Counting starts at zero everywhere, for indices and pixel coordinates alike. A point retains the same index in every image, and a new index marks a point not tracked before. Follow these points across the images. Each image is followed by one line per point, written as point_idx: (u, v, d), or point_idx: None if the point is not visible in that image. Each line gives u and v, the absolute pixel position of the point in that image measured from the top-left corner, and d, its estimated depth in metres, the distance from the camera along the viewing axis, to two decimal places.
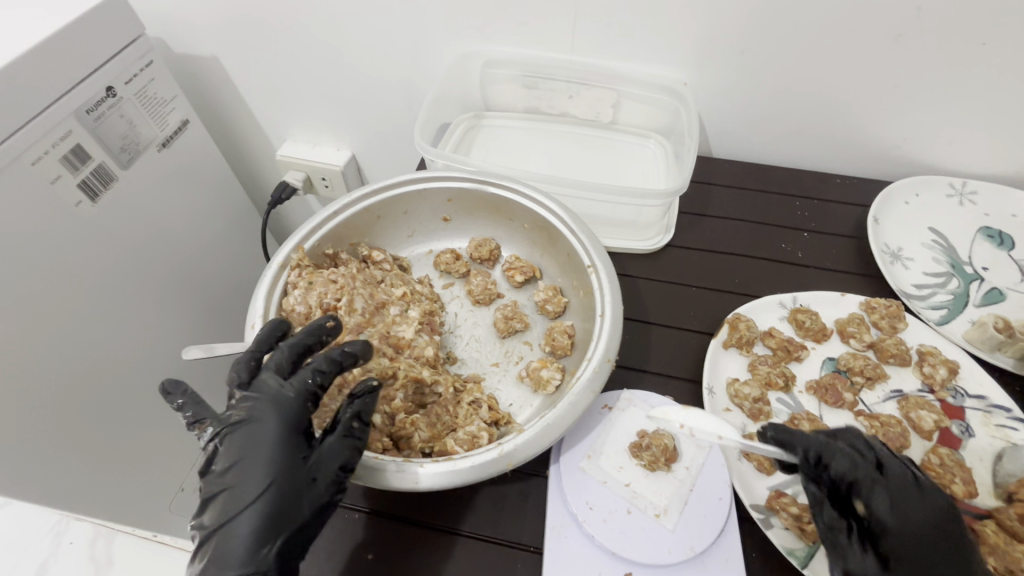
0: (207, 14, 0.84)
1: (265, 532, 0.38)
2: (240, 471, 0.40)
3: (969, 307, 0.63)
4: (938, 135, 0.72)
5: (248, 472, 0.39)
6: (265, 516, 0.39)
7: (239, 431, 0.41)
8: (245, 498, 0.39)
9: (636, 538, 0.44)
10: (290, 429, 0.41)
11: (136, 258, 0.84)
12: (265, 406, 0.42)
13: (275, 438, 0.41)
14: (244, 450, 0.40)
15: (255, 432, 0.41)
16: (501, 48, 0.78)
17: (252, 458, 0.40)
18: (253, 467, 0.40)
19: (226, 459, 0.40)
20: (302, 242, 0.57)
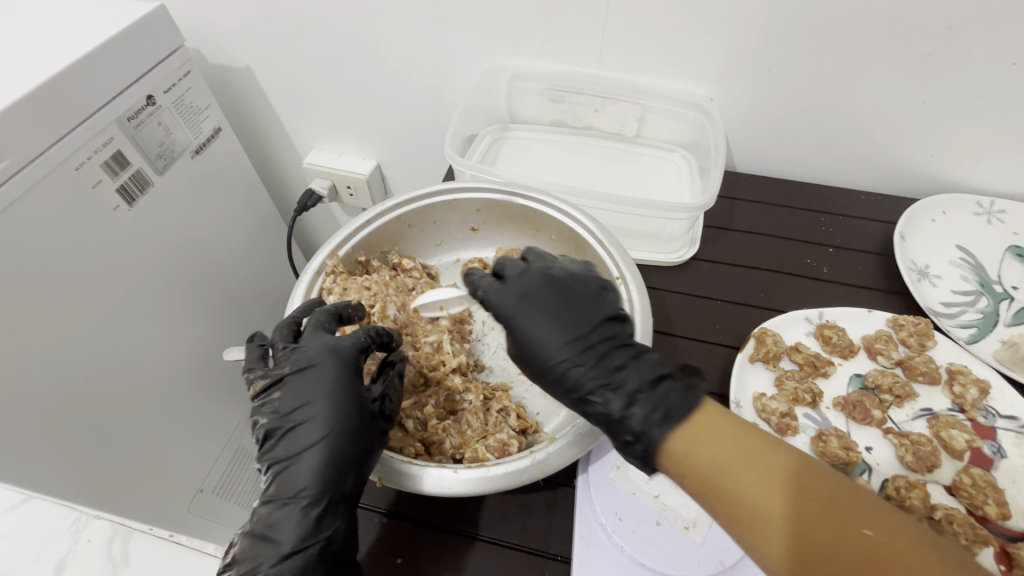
0: (243, 25, 0.86)
1: (330, 467, 0.43)
2: (304, 414, 0.44)
3: (999, 326, 0.62)
4: (966, 153, 0.72)
5: (310, 415, 0.44)
6: (328, 458, 0.43)
7: (301, 380, 0.45)
8: (312, 433, 0.44)
9: (665, 550, 0.44)
10: (346, 374, 0.46)
11: (166, 261, 0.86)
12: (321, 356, 0.46)
13: (336, 383, 0.45)
14: (308, 391, 0.45)
15: (316, 376, 0.45)
16: (528, 62, 0.80)
17: (318, 401, 0.45)
18: (317, 407, 0.45)
19: (295, 399, 0.45)
20: (337, 249, 0.58)
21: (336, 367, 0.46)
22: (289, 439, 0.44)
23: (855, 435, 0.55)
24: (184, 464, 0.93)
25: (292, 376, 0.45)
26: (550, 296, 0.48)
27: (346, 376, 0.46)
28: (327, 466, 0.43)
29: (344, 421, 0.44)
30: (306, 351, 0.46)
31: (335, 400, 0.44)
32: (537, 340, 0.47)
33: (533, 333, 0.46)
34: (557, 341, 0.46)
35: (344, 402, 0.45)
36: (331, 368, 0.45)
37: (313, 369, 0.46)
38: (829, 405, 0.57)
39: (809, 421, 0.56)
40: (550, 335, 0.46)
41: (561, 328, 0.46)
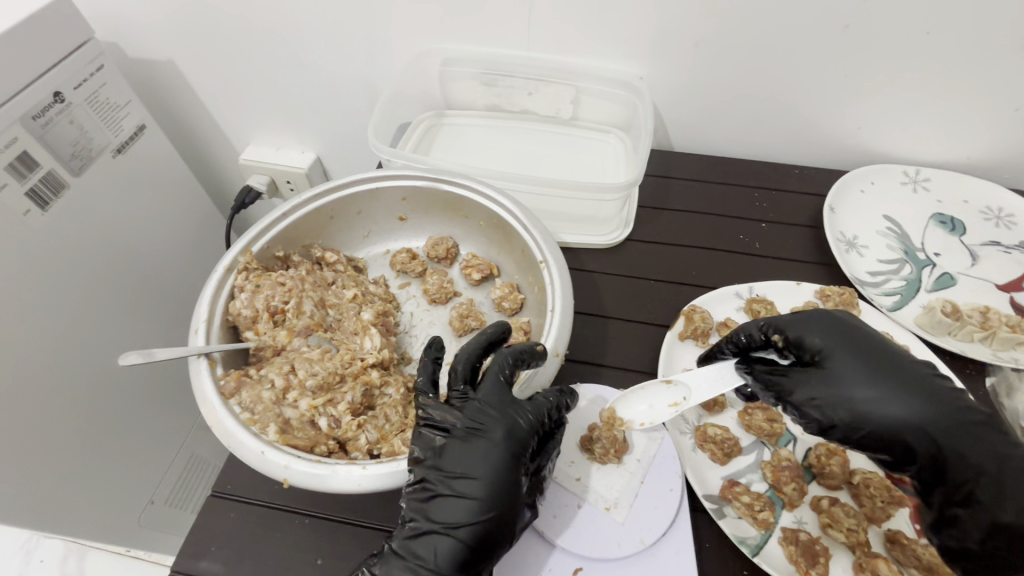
0: (158, 14, 0.82)
1: (475, 554, 0.39)
2: (464, 478, 0.41)
3: (922, 292, 0.64)
4: (889, 124, 0.73)
5: (481, 484, 0.40)
6: (483, 526, 0.39)
7: (473, 447, 0.42)
8: (466, 513, 0.40)
9: (586, 532, 0.43)
10: (512, 454, 0.42)
11: (95, 267, 0.83)
12: (497, 421, 0.43)
13: (499, 463, 0.41)
14: (471, 463, 0.41)
15: (475, 448, 0.42)
16: (457, 46, 0.78)
17: (482, 468, 0.41)
18: (476, 486, 0.40)
19: (451, 470, 0.41)
20: (250, 245, 0.55)
21: (513, 438, 0.42)
22: (439, 507, 0.40)
23: None
24: (128, 477, 0.90)
25: (449, 441, 0.42)
26: (861, 351, 0.44)
27: (506, 455, 0.41)
28: (467, 539, 0.39)
29: (504, 501, 0.40)
30: (481, 412, 0.43)
31: (496, 481, 0.40)
32: (857, 398, 0.43)
33: (836, 364, 0.44)
34: (870, 390, 0.43)
35: (511, 474, 0.41)
36: (496, 442, 0.42)
37: (482, 439, 0.42)
38: None
39: (737, 395, 0.56)
40: (874, 395, 0.42)
41: (865, 372, 0.43)
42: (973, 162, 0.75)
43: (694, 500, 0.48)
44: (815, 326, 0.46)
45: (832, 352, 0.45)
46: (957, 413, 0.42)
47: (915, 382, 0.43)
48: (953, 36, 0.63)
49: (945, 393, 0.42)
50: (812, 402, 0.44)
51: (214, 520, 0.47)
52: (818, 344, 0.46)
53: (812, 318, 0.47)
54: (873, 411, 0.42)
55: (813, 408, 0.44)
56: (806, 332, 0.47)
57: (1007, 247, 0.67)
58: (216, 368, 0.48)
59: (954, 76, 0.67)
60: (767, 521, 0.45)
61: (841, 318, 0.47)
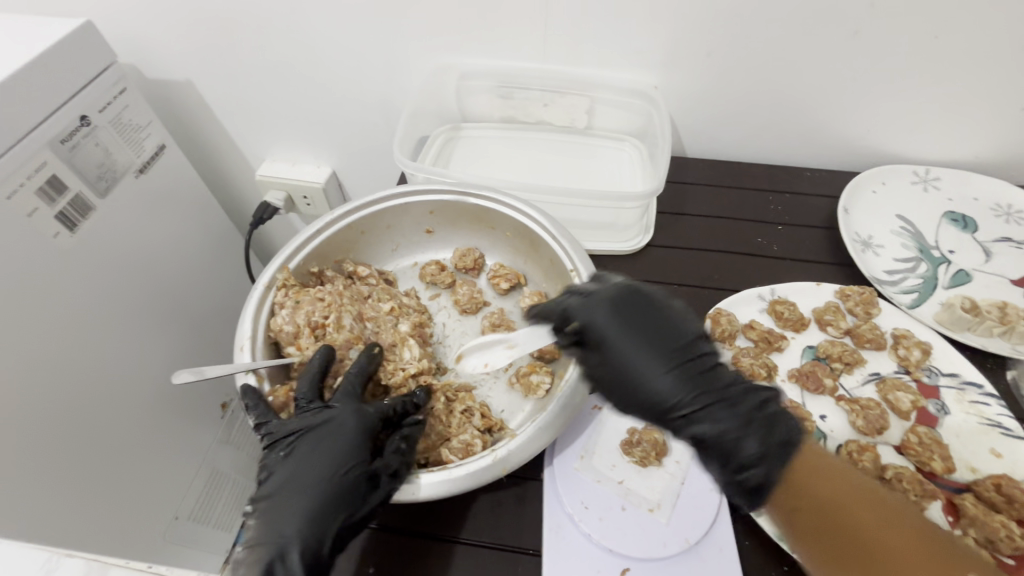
0: (179, 37, 0.84)
1: (304, 527, 0.40)
2: (300, 471, 0.43)
3: (939, 289, 0.65)
4: (899, 125, 0.75)
5: (308, 471, 0.43)
6: (309, 517, 0.41)
7: (306, 438, 0.45)
8: (295, 491, 0.42)
9: (631, 533, 0.45)
10: (354, 440, 0.44)
11: (124, 286, 0.84)
12: (341, 413, 0.46)
13: (334, 448, 0.44)
14: (306, 450, 0.44)
15: (328, 435, 0.44)
16: (474, 61, 0.79)
17: (307, 463, 0.43)
18: (307, 468, 0.43)
19: (295, 453, 0.44)
20: (287, 262, 0.57)
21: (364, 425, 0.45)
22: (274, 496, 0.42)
23: (810, 405, 0.56)
24: (154, 493, 0.90)
25: (296, 436, 0.45)
26: (632, 329, 0.45)
27: (355, 442, 0.44)
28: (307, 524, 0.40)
29: (336, 478, 0.42)
30: (331, 407, 0.46)
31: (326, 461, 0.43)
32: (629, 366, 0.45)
33: (613, 346, 0.45)
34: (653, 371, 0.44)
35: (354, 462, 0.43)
36: (342, 429, 0.45)
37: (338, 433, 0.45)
38: (785, 377, 0.58)
39: None
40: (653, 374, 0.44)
41: (636, 349, 0.44)
42: (981, 161, 0.77)
43: None
44: (590, 308, 0.46)
45: (610, 338, 0.45)
46: (746, 404, 0.41)
47: (686, 368, 0.43)
48: (961, 41, 0.65)
49: (798, 431, 0.40)
50: (627, 379, 0.44)
51: None
52: (601, 327, 0.45)
53: (620, 298, 0.47)
54: (649, 395, 0.43)
55: (651, 386, 0.43)
56: (588, 313, 0.46)
57: (1018, 242, 0.69)
58: (264, 384, 0.50)
59: (961, 78, 0.69)
60: None
61: (614, 297, 0.46)
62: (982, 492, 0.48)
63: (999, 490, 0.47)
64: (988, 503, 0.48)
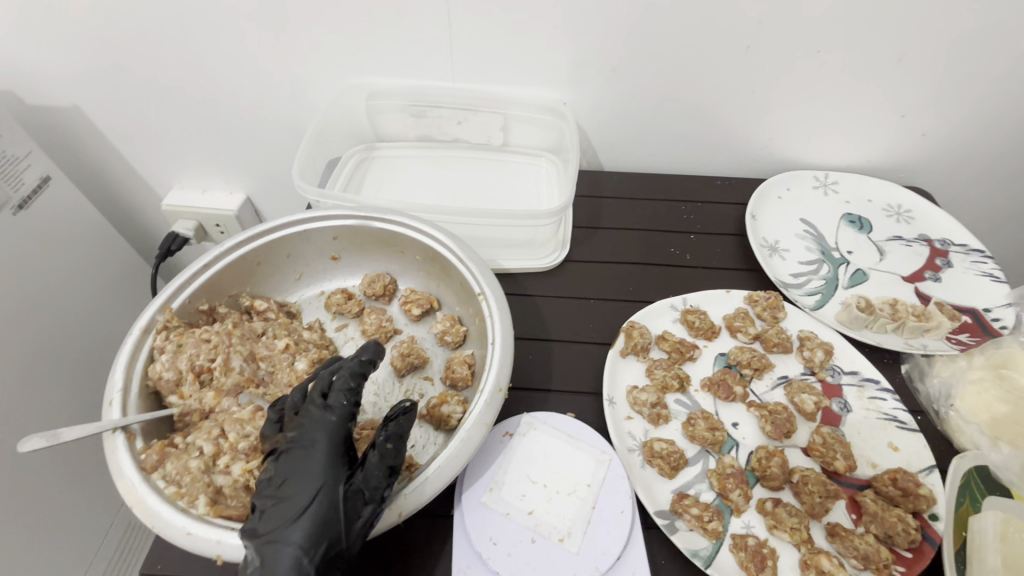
0: (59, 61, 0.77)
1: (321, 535, 0.37)
2: (293, 488, 0.39)
3: (839, 290, 0.68)
4: (796, 134, 0.79)
5: (302, 489, 0.39)
6: (311, 522, 0.37)
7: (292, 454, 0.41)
8: (291, 512, 0.38)
9: (541, 567, 0.43)
10: (335, 450, 0.41)
11: (9, 335, 0.76)
12: (317, 428, 0.42)
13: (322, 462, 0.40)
14: (290, 470, 0.40)
15: (303, 457, 0.40)
16: (382, 80, 0.77)
17: (289, 476, 0.40)
18: (302, 479, 0.39)
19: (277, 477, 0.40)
20: (169, 301, 0.52)
21: (342, 432, 0.42)
22: (268, 516, 0.38)
23: (722, 414, 0.56)
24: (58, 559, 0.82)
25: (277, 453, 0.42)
26: None
27: (335, 448, 0.41)
28: (313, 539, 0.37)
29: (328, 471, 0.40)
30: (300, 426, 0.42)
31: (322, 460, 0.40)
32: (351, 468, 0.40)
33: None
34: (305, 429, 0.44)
35: (339, 473, 0.40)
36: (320, 437, 0.41)
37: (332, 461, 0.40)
38: (698, 388, 0.59)
39: (680, 407, 0.57)
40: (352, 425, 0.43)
41: None
42: (872, 164, 0.82)
43: (647, 517, 0.48)
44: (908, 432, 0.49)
45: None
46: None
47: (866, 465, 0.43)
48: (841, 54, 0.69)
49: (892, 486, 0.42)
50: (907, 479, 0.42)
51: None
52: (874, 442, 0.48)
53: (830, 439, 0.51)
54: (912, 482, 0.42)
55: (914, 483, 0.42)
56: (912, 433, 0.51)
57: (908, 240, 0.73)
58: (137, 442, 0.44)
59: (846, 88, 0.73)
60: (716, 530, 0.47)
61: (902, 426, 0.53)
62: (882, 487, 0.50)
63: (895, 484, 0.49)
64: (887, 497, 0.49)
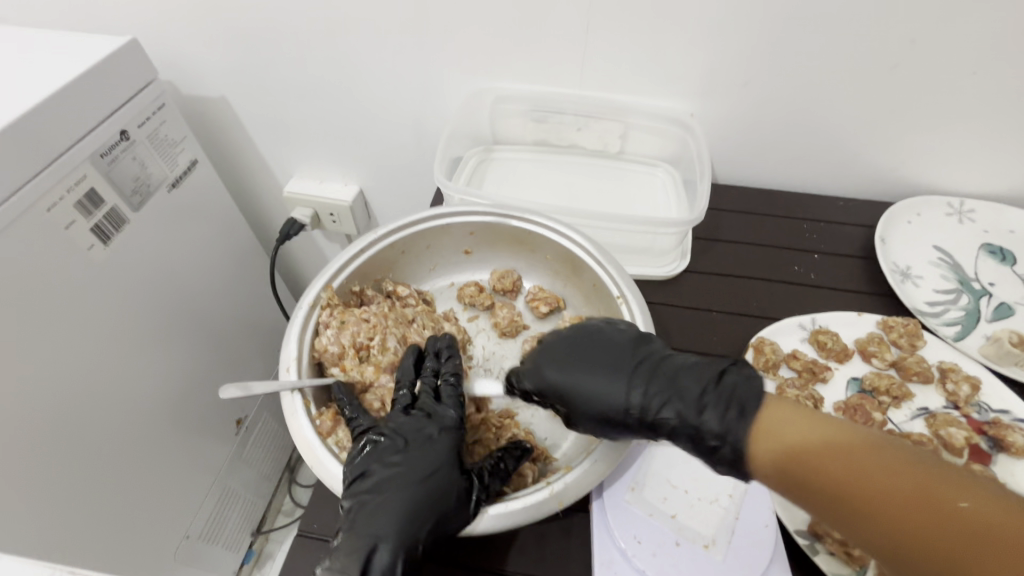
0: (218, 55, 0.85)
1: (422, 516, 0.41)
2: (412, 465, 0.44)
3: (982, 322, 0.64)
4: (935, 157, 0.75)
5: (419, 466, 0.44)
6: (420, 501, 0.42)
7: (411, 439, 0.45)
8: (404, 484, 0.43)
9: (687, 570, 0.43)
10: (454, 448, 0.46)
11: (153, 300, 0.84)
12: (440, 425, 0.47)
13: (444, 452, 0.45)
14: (412, 455, 0.44)
15: (423, 442, 0.45)
16: (511, 85, 0.80)
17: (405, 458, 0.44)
18: (419, 462, 0.44)
19: (397, 452, 0.44)
20: (331, 280, 0.56)
21: (455, 442, 0.46)
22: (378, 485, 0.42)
23: None
24: (168, 510, 0.89)
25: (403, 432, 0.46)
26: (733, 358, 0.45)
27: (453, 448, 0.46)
28: (416, 518, 0.41)
29: (443, 462, 0.44)
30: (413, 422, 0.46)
31: (442, 451, 0.45)
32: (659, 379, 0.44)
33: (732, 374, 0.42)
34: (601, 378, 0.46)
35: (451, 476, 0.44)
36: (442, 433, 0.46)
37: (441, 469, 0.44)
38: (831, 410, 0.58)
39: None
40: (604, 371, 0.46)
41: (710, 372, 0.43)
42: (1016, 194, 0.77)
43: (787, 535, 0.47)
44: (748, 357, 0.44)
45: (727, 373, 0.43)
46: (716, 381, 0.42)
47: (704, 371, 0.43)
48: (999, 75, 0.65)
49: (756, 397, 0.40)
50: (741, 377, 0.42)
51: (301, 561, 0.46)
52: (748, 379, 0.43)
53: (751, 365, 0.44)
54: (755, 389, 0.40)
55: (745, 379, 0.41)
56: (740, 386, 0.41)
57: None
58: (310, 407, 0.47)
59: (1000, 111, 0.69)
60: (862, 559, 0.44)
61: None
62: None
63: None
64: None
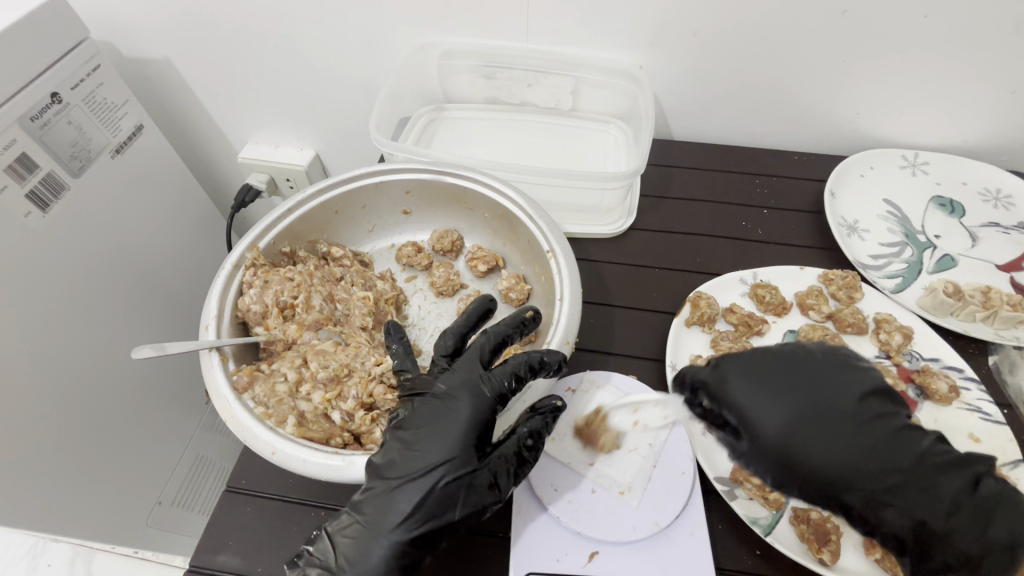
0: (156, 15, 0.81)
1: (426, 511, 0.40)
2: (426, 442, 0.42)
3: (923, 275, 0.64)
4: (889, 109, 0.74)
5: (434, 447, 0.42)
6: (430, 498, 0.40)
7: (442, 410, 0.44)
8: (424, 466, 0.41)
9: (601, 515, 0.45)
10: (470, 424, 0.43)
11: (104, 270, 0.83)
12: (464, 392, 0.44)
13: (467, 420, 0.43)
14: (433, 424, 0.43)
15: (447, 415, 0.43)
16: (456, 39, 0.77)
17: (439, 436, 0.42)
18: (437, 440, 0.42)
19: (417, 427, 0.43)
20: (257, 240, 0.55)
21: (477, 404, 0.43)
22: (398, 463, 0.42)
23: None
24: (137, 479, 0.90)
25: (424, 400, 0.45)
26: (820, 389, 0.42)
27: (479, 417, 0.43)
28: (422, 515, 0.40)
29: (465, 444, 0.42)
30: (452, 380, 0.45)
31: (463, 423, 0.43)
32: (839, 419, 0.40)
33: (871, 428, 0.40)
34: (836, 420, 0.40)
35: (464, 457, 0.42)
36: (467, 406, 0.43)
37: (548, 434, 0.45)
38: None
39: None
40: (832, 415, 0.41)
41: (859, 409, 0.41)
42: (971, 146, 0.76)
43: (707, 482, 0.49)
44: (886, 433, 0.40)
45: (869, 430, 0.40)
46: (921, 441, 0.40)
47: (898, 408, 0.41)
48: (951, 19, 0.63)
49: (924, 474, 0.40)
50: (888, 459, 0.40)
51: (228, 512, 0.47)
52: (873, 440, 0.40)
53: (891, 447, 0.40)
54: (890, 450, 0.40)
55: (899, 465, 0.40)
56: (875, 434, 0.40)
57: (1006, 228, 0.68)
58: (228, 363, 0.48)
59: (953, 58, 0.67)
60: (778, 501, 0.45)
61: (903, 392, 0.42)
62: None
63: None
64: None
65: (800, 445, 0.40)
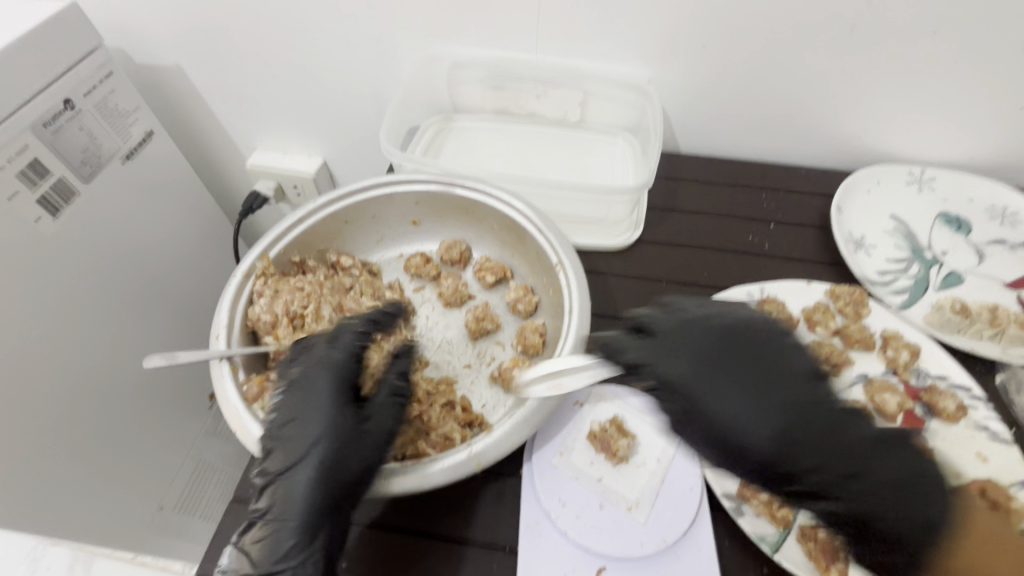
0: (169, 23, 0.82)
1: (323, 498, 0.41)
2: (299, 428, 0.43)
3: (930, 291, 0.64)
4: (896, 125, 0.74)
5: (309, 428, 0.43)
6: (322, 483, 0.41)
7: (313, 394, 0.44)
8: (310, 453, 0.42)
9: (608, 531, 0.45)
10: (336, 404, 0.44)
11: (111, 274, 0.84)
12: (321, 372, 0.45)
13: (328, 400, 0.44)
14: (302, 410, 0.43)
15: (312, 398, 0.44)
16: (466, 51, 0.78)
17: (316, 415, 0.43)
18: (311, 422, 0.43)
19: (287, 414, 0.43)
20: (267, 250, 0.56)
21: (335, 383, 0.45)
22: (286, 449, 0.42)
23: None
24: (139, 483, 0.90)
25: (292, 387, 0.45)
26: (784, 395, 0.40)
27: (335, 398, 0.44)
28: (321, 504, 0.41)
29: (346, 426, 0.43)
30: (307, 362, 0.46)
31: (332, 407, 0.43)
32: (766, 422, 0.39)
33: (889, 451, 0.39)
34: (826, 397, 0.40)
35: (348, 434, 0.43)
36: (322, 389, 0.44)
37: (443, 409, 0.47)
38: None
39: None
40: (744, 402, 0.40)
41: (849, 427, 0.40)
42: (978, 163, 0.76)
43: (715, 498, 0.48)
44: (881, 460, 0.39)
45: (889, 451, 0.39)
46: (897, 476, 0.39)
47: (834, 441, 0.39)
48: (958, 36, 0.63)
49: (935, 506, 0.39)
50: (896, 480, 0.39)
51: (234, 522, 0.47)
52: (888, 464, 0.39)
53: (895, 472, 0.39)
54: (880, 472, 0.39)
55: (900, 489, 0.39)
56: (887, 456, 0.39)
57: (1013, 245, 0.68)
58: (238, 373, 0.48)
59: (959, 75, 0.67)
60: (786, 519, 0.45)
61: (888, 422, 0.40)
62: None
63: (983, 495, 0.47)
64: None
65: (794, 446, 0.39)
